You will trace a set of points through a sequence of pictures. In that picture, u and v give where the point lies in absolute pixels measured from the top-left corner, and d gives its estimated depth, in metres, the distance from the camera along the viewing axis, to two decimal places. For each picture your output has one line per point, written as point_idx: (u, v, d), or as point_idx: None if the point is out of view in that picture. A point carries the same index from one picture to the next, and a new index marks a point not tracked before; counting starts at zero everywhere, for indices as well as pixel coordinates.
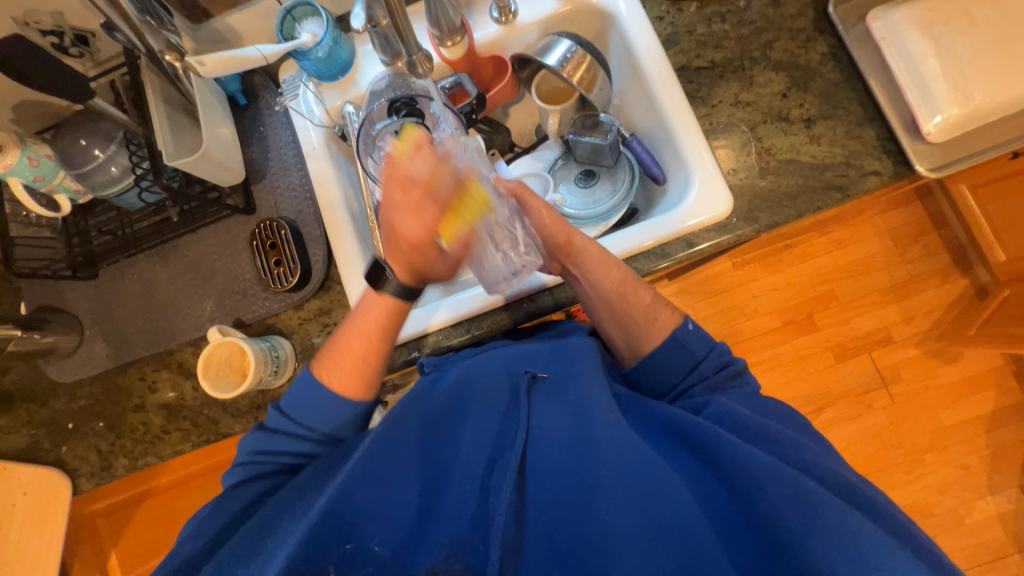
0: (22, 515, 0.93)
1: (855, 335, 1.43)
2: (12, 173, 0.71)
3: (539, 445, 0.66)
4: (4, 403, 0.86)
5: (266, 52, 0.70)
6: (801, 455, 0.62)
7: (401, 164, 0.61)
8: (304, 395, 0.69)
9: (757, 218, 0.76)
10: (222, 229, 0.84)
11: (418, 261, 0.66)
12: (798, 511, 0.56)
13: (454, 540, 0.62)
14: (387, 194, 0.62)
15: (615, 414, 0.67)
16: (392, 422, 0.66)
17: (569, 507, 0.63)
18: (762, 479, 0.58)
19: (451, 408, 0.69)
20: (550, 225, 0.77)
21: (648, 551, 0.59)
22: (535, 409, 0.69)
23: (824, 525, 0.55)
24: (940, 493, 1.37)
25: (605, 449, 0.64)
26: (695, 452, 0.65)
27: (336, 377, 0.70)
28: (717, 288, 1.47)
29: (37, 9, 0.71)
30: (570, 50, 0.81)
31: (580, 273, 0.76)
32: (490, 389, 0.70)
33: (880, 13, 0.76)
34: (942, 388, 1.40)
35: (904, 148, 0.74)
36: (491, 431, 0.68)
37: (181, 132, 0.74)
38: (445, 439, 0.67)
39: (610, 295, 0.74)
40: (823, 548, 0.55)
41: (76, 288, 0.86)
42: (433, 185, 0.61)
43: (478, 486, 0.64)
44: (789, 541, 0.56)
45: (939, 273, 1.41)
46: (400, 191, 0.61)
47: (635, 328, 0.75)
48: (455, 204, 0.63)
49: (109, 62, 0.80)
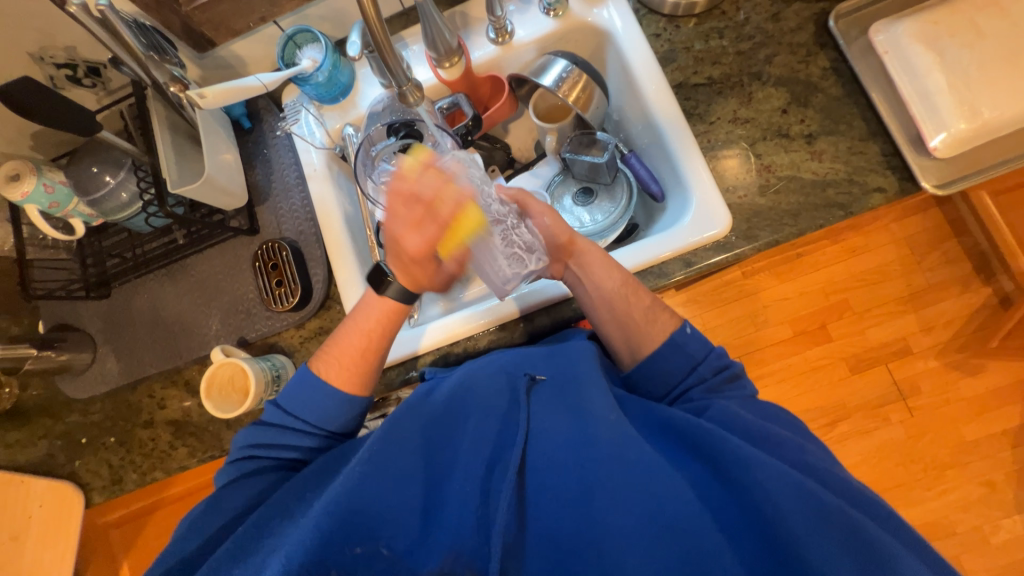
0: (38, 526, 0.96)
1: (870, 345, 1.37)
2: (29, 200, 0.74)
3: (541, 448, 0.65)
4: (22, 417, 0.90)
5: (265, 81, 0.74)
6: (801, 458, 0.62)
7: (407, 178, 0.61)
8: (301, 392, 0.69)
9: (757, 236, 0.75)
10: (227, 249, 0.87)
11: (408, 262, 0.67)
12: (800, 509, 0.55)
13: (457, 541, 0.60)
14: (390, 208, 0.62)
15: (615, 415, 0.66)
16: (392, 424, 0.65)
17: (573, 508, 0.61)
18: (765, 480, 0.57)
19: (450, 411, 0.68)
20: (552, 227, 0.77)
21: (651, 551, 0.58)
22: (535, 411, 0.67)
23: (829, 527, 0.55)
24: (963, 510, 1.32)
25: (606, 451, 0.63)
26: (697, 452, 0.64)
27: (337, 379, 0.70)
28: (727, 296, 1.41)
29: (51, 45, 0.74)
30: (565, 70, 0.81)
31: (581, 274, 0.76)
32: (488, 394, 0.69)
33: (882, 27, 0.75)
34: (964, 401, 1.35)
35: (909, 163, 0.72)
36: (491, 434, 0.66)
37: (185, 157, 0.78)
38: (444, 442, 0.66)
39: (611, 296, 0.74)
40: (827, 552, 0.54)
41: (89, 306, 0.89)
42: (435, 204, 0.62)
43: (478, 486, 0.63)
44: (795, 547, 0.54)
45: (960, 281, 1.35)
46: (402, 207, 0.62)
47: (634, 329, 0.74)
48: (455, 224, 0.63)
49: (120, 91, 0.84)
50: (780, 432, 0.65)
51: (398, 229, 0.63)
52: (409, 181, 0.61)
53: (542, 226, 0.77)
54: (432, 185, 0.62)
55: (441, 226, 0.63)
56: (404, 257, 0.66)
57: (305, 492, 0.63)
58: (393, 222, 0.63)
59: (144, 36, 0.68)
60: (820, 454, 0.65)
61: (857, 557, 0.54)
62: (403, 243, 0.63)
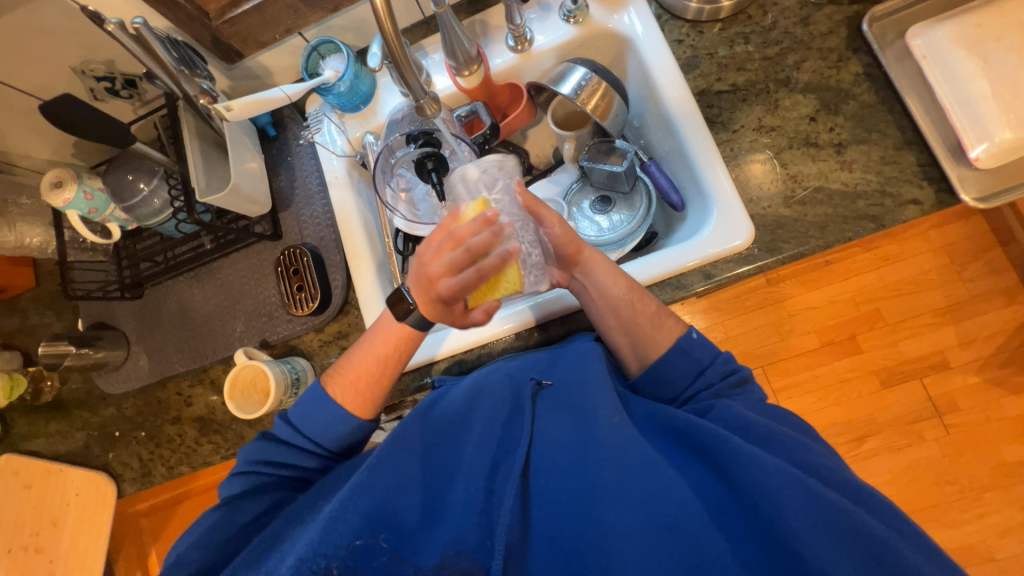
0: (74, 514, 1.02)
1: (903, 358, 1.30)
2: (70, 207, 0.79)
3: (543, 450, 0.65)
4: (62, 410, 0.95)
5: (289, 91, 0.76)
6: (809, 458, 0.60)
7: (462, 231, 0.63)
8: (310, 405, 0.71)
9: (781, 249, 0.73)
10: (251, 254, 0.90)
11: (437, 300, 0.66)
12: (804, 511, 0.54)
13: (459, 536, 0.60)
14: (431, 240, 0.65)
15: (619, 419, 0.65)
16: (399, 431, 0.66)
17: (575, 509, 0.61)
18: (763, 479, 0.56)
19: (456, 416, 0.69)
20: (561, 236, 0.76)
21: (653, 554, 0.56)
22: (539, 416, 0.68)
23: (830, 526, 0.53)
24: (1003, 536, 1.25)
25: (606, 451, 0.63)
26: (699, 455, 0.63)
27: (348, 396, 0.72)
28: (750, 305, 1.35)
29: (91, 59, 0.78)
30: (584, 78, 0.80)
31: (587, 282, 0.76)
32: (493, 398, 0.69)
33: (920, 31, 0.73)
34: (1006, 421, 1.27)
35: (948, 174, 0.68)
36: (494, 436, 0.67)
37: (213, 166, 0.81)
38: (449, 443, 0.67)
39: (618, 303, 0.73)
40: (829, 550, 0.52)
41: (124, 305, 0.93)
42: (483, 257, 0.63)
43: (482, 486, 0.63)
44: (801, 551, 0.53)
45: (1005, 292, 1.27)
46: (448, 250, 0.63)
47: (642, 336, 0.73)
48: (493, 277, 0.66)
49: (155, 101, 0.88)
50: (784, 432, 0.63)
51: (433, 266, 0.63)
52: (465, 229, 0.63)
53: (554, 237, 0.76)
54: (483, 238, 0.63)
55: (482, 280, 0.64)
56: (432, 295, 0.65)
57: (317, 499, 0.64)
58: (443, 269, 0.63)
59: (176, 51, 0.71)
60: (833, 457, 0.62)
61: (863, 558, 0.52)
62: (438, 284, 0.64)
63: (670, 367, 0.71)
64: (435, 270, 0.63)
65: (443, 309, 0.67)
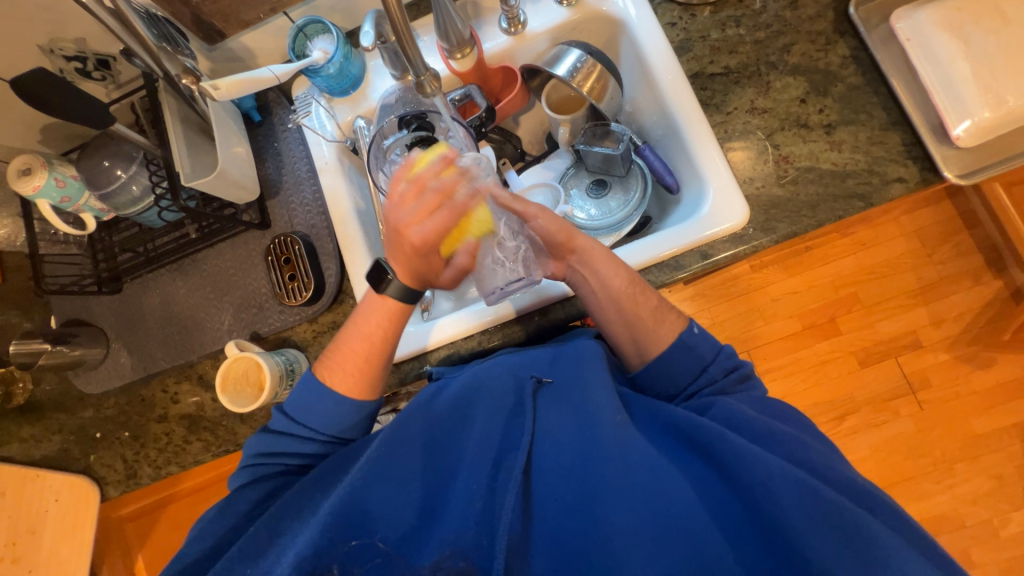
0: (54, 519, 0.97)
1: (879, 338, 1.36)
2: (40, 195, 0.74)
3: (545, 448, 0.65)
4: (38, 411, 0.90)
5: (277, 71, 0.73)
6: (803, 456, 0.62)
7: (424, 176, 0.63)
8: (310, 402, 0.69)
9: (775, 228, 0.74)
10: (238, 244, 0.87)
11: (417, 257, 0.68)
12: (803, 508, 0.55)
13: (459, 536, 0.60)
14: (399, 198, 0.64)
15: (620, 417, 0.65)
16: (394, 431, 0.63)
17: (577, 508, 0.61)
18: (768, 479, 0.56)
19: (454, 416, 0.67)
20: (551, 225, 0.74)
21: (654, 552, 0.57)
22: (540, 413, 0.67)
23: (829, 524, 0.54)
24: (973, 504, 1.31)
25: (608, 450, 0.63)
26: (699, 450, 0.63)
27: (345, 388, 0.70)
28: (734, 292, 1.39)
29: (61, 37, 0.74)
30: (580, 59, 0.80)
31: (586, 272, 0.74)
32: (494, 395, 0.68)
33: (903, 14, 0.76)
34: (975, 395, 1.33)
35: (932, 153, 0.71)
36: (495, 436, 0.66)
37: (198, 151, 0.79)
38: (449, 445, 0.65)
39: (619, 296, 0.72)
40: (830, 553, 0.54)
41: (102, 301, 0.88)
42: (450, 197, 0.64)
43: (483, 486, 0.62)
44: (806, 555, 0.54)
45: (972, 273, 1.33)
46: (411, 199, 0.64)
47: (643, 329, 0.73)
48: (462, 223, 0.66)
49: (129, 83, 0.85)
50: (779, 428, 0.64)
51: (402, 217, 0.64)
52: (426, 174, 0.63)
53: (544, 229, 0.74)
54: (447, 181, 0.63)
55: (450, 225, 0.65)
56: (407, 249, 0.66)
57: (318, 495, 0.63)
58: (403, 211, 0.64)
59: (155, 27, 0.69)
60: (824, 450, 0.64)
61: (858, 550, 0.54)
62: (409, 233, 0.65)
63: (665, 347, 0.72)
64: (400, 222, 0.64)
65: (419, 262, 0.69)
